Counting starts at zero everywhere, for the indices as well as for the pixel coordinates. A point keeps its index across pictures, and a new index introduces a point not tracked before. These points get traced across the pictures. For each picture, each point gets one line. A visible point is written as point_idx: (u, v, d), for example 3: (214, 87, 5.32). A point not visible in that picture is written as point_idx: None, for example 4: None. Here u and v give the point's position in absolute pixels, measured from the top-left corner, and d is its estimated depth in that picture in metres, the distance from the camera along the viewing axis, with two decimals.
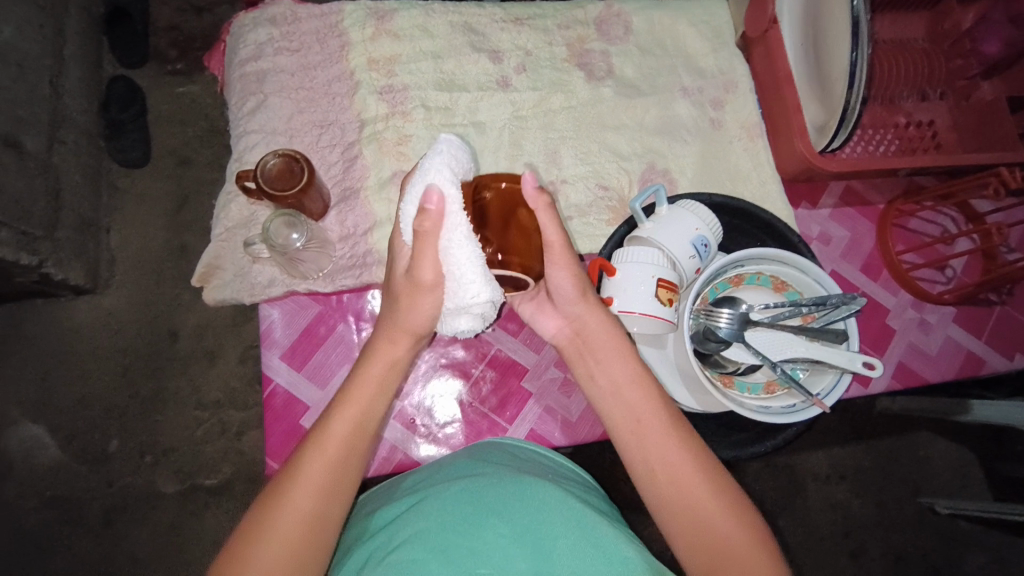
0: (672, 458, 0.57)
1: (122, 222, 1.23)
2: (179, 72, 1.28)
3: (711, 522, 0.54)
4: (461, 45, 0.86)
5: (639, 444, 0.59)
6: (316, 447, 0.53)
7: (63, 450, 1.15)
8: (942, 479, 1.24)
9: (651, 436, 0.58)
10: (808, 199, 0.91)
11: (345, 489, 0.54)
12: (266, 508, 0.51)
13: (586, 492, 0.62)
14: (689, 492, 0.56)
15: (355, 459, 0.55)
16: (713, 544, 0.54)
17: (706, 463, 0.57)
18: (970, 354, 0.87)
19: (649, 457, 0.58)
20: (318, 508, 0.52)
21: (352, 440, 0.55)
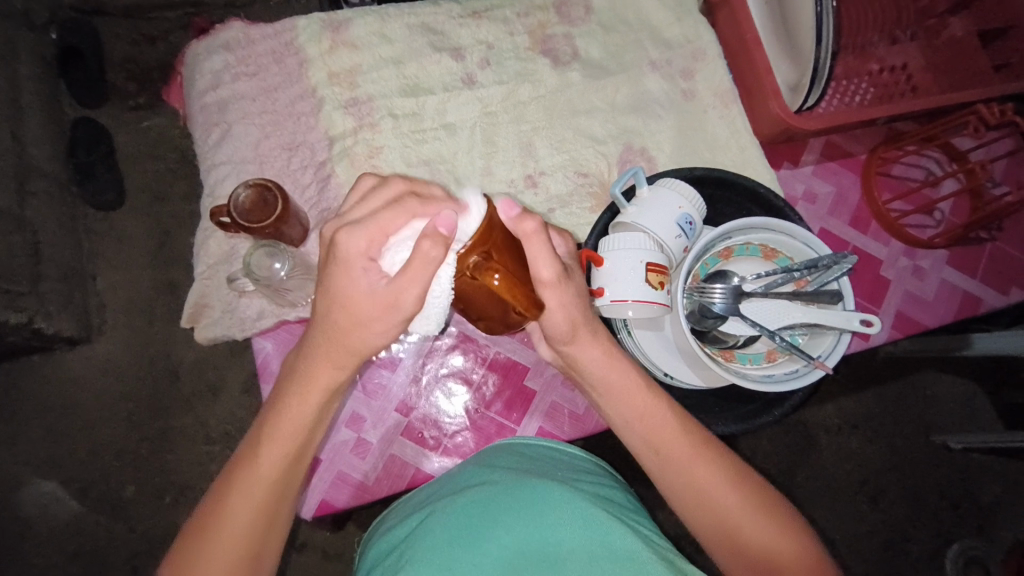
0: (706, 483, 0.57)
1: (107, 266, 1.21)
2: (141, 106, 1.26)
3: (705, 486, 0.57)
4: (421, 47, 0.84)
5: (649, 442, 0.59)
6: (247, 473, 0.53)
7: (81, 500, 1.15)
8: (952, 416, 1.26)
9: (675, 464, 0.58)
10: (789, 158, 0.90)
11: (279, 509, 0.55)
12: (197, 539, 0.52)
13: (589, 479, 0.62)
14: (682, 459, 0.58)
15: (289, 477, 0.55)
16: (711, 511, 0.57)
17: (690, 437, 0.59)
18: (966, 294, 0.87)
19: (679, 486, 0.58)
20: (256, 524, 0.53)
21: (280, 472, 0.54)
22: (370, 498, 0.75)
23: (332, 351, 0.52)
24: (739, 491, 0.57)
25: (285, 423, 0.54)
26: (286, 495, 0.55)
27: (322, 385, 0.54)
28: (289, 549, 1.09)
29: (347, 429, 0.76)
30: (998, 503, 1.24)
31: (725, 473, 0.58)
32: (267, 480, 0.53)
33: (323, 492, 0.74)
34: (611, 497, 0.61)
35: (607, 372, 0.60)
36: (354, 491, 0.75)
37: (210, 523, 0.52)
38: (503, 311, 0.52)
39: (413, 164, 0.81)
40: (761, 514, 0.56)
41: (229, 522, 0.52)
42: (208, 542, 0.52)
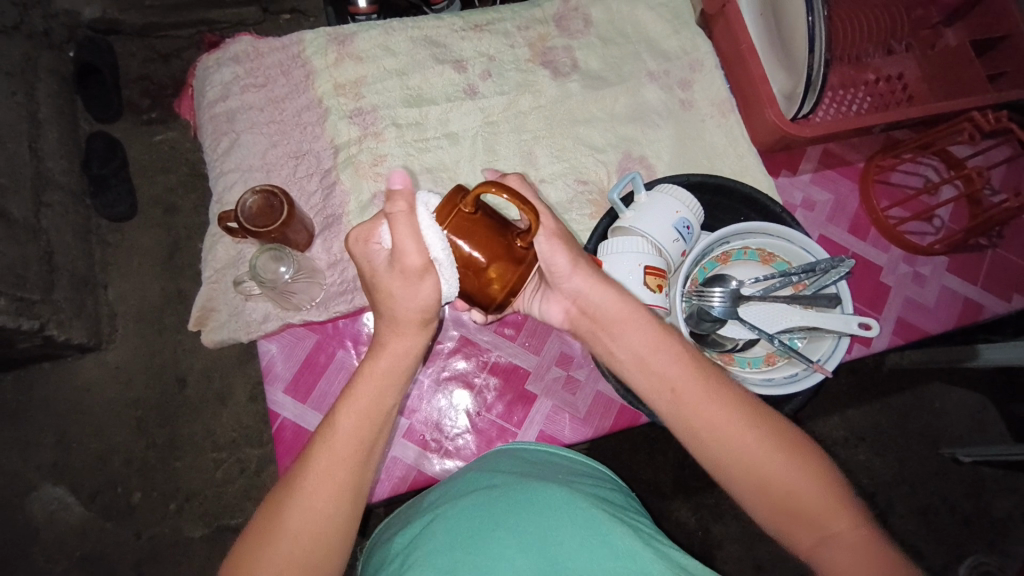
0: (725, 425, 0.55)
1: (117, 275, 1.24)
2: (153, 120, 1.29)
3: (722, 430, 0.55)
4: (424, 59, 0.87)
5: (659, 380, 0.58)
6: (324, 448, 0.53)
7: (87, 507, 1.16)
8: (959, 426, 1.24)
9: (688, 398, 0.56)
10: (787, 166, 0.91)
11: (366, 475, 0.54)
12: (282, 505, 0.51)
13: (588, 481, 0.63)
14: (693, 400, 0.56)
15: (366, 455, 0.54)
16: (732, 453, 0.55)
17: (699, 377, 0.57)
18: (968, 301, 0.87)
19: (696, 426, 0.56)
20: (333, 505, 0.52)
21: (359, 438, 0.54)
22: (370, 500, 0.75)
23: (392, 322, 0.56)
24: (760, 434, 0.55)
25: (360, 390, 0.55)
26: (370, 462, 0.54)
27: (394, 351, 0.56)
28: None
29: None
30: (1009, 515, 1.22)
31: (742, 414, 0.56)
32: (350, 445, 0.53)
33: None
34: (610, 498, 0.61)
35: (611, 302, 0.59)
36: None
37: (293, 489, 0.52)
38: (511, 245, 0.55)
39: (416, 172, 0.83)
40: (784, 453, 0.54)
41: (309, 500, 0.51)
42: (296, 507, 0.51)
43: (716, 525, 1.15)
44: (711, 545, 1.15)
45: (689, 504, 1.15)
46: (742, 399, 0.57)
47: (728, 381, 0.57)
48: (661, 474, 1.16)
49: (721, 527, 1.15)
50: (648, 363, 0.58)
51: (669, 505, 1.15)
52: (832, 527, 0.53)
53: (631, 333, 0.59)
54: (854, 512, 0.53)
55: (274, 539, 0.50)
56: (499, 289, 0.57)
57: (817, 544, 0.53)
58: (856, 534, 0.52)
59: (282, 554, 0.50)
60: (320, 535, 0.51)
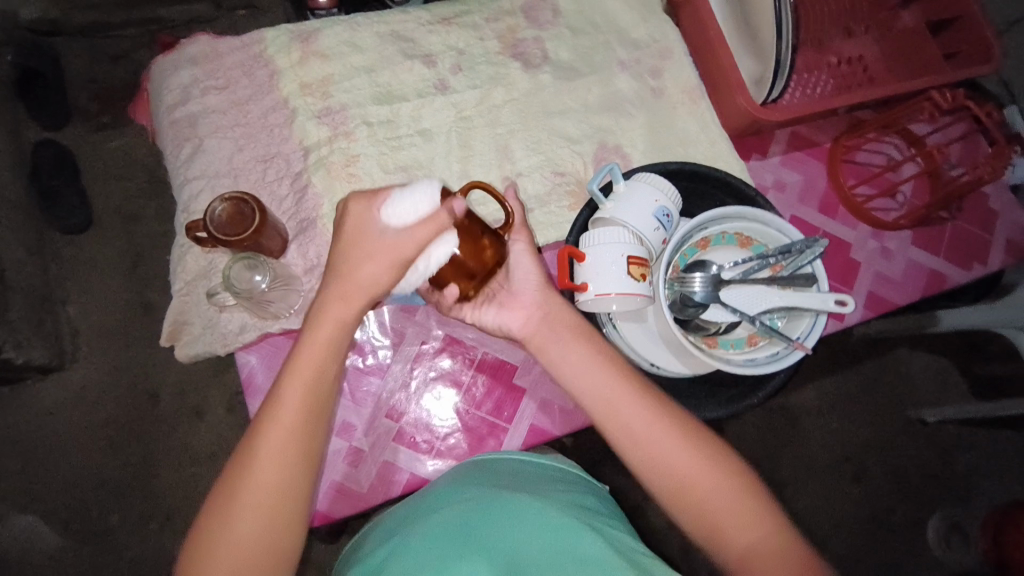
0: (671, 447, 0.59)
1: (77, 291, 1.19)
2: (105, 126, 1.24)
3: (671, 455, 0.59)
4: (392, 55, 0.85)
5: (611, 404, 0.62)
6: (263, 437, 0.54)
7: (61, 533, 1.11)
8: (925, 390, 1.30)
9: (637, 419, 0.60)
10: (758, 150, 0.92)
11: (304, 461, 0.55)
12: (226, 493, 0.53)
13: (560, 485, 0.64)
14: (643, 424, 0.60)
15: (308, 441, 0.56)
16: (680, 480, 0.58)
17: (647, 401, 0.61)
18: (932, 272, 0.91)
19: (639, 433, 0.60)
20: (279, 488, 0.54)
21: (298, 425, 0.55)
22: (365, 506, 0.74)
23: (335, 269, 0.59)
24: (704, 458, 0.59)
25: (296, 375, 0.56)
26: (308, 448, 0.56)
27: (329, 337, 0.58)
28: None
29: (338, 438, 0.75)
30: (973, 472, 1.29)
31: (680, 427, 0.60)
32: (287, 431, 0.55)
33: (317, 503, 0.73)
34: (581, 501, 0.62)
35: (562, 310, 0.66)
36: (348, 500, 0.74)
37: (236, 475, 0.54)
38: (485, 227, 0.61)
39: (391, 171, 0.81)
40: (727, 479, 0.58)
41: (253, 484, 0.53)
42: (240, 491, 0.53)
43: None
44: None
45: None
46: (686, 423, 0.61)
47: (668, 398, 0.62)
48: None
49: None
50: (589, 372, 0.63)
51: None
52: (750, 531, 0.56)
53: (583, 359, 0.64)
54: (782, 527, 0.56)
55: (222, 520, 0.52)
56: (493, 258, 0.61)
57: (744, 557, 0.55)
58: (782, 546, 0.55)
59: (244, 517, 0.53)
60: (263, 521, 0.53)
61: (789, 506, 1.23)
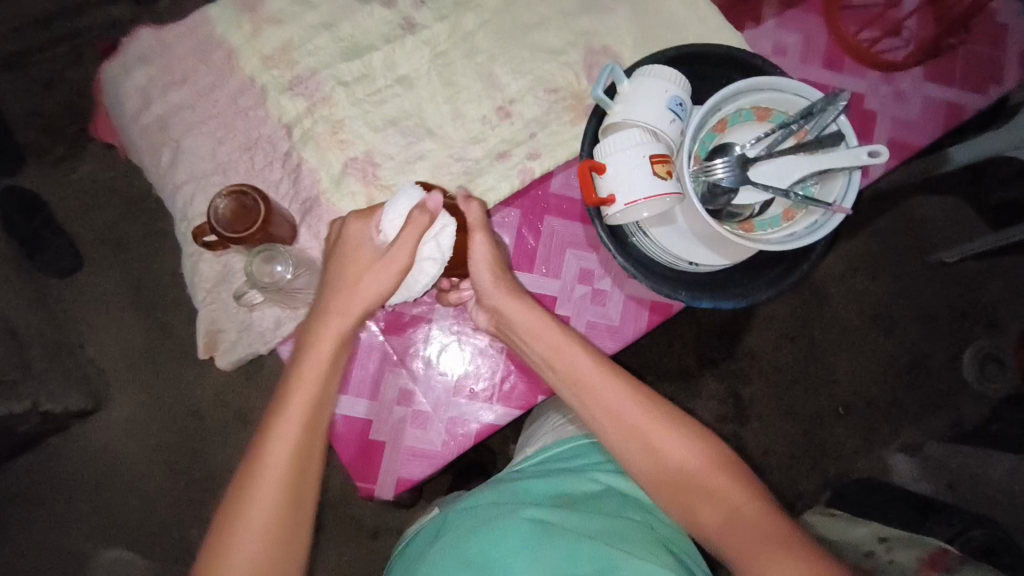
0: (657, 435, 0.61)
1: (91, 329, 1.17)
2: (64, 158, 1.18)
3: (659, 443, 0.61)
4: (347, 3, 0.79)
5: (590, 401, 0.63)
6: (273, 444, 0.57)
7: (150, 558, 1.15)
8: (947, 230, 1.29)
9: (614, 411, 0.63)
10: (750, 17, 0.87)
11: (313, 462, 0.59)
12: (236, 503, 0.56)
13: (565, 480, 0.68)
14: (627, 415, 0.62)
15: (316, 442, 0.59)
16: (669, 469, 0.60)
17: (628, 393, 0.63)
18: (949, 104, 0.87)
19: (626, 423, 0.62)
20: (279, 518, 0.56)
21: (302, 434, 0.58)
22: (444, 463, 0.76)
23: (332, 286, 0.62)
24: (688, 443, 0.61)
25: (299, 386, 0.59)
26: (314, 453, 0.59)
27: (332, 344, 0.61)
28: (368, 536, 1.14)
29: (400, 406, 0.76)
30: (1003, 300, 1.29)
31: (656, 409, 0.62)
32: (294, 439, 0.58)
33: (398, 471, 0.75)
34: (592, 498, 0.67)
35: (523, 317, 0.66)
36: (426, 462, 0.75)
37: (247, 481, 0.56)
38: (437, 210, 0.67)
39: (380, 127, 0.77)
40: (711, 462, 0.60)
41: (264, 486, 0.56)
42: (250, 495, 0.56)
43: (745, 389, 1.24)
44: (745, 407, 1.24)
45: (716, 378, 1.24)
46: (672, 415, 0.63)
47: (649, 387, 0.64)
48: (685, 358, 1.23)
49: (749, 391, 1.24)
50: (558, 365, 0.65)
51: (697, 384, 1.23)
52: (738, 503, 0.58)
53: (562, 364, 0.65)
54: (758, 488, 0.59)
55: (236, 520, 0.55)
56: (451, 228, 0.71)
57: (727, 524, 0.57)
58: (762, 510, 0.57)
59: (256, 518, 0.55)
60: (274, 520, 0.56)
61: (830, 371, 1.27)
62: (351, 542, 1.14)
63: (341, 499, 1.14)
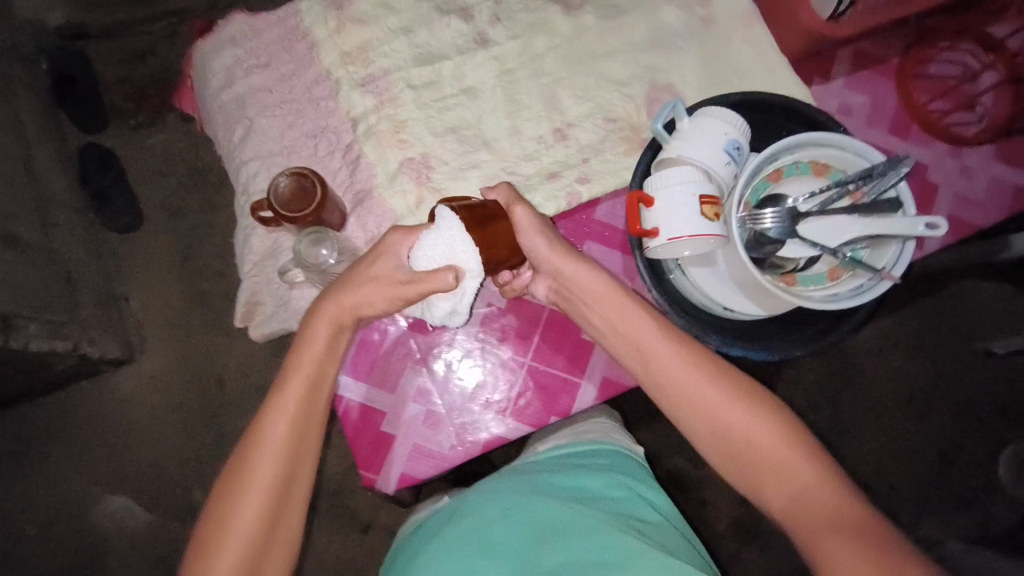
0: (715, 404, 0.59)
1: (138, 286, 1.23)
2: (142, 124, 1.25)
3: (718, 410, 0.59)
4: (428, 13, 0.82)
5: (646, 361, 0.63)
6: (274, 408, 0.59)
7: (152, 513, 1.18)
8: (999, 318, 1.24)
9: (670, 375, 0.61)
10: (819, 73, 0.86)
11: (313, 425, 0.61)
12: (239, 466, 0.57)
13: (587, 475, 0.68)
14: (683, 380, 0.61)
15: (315, 409, 0.61)
16: (727, 438, 0.58)
17: (690, 356, 0.61)
18: (1018, 188, 0.84)
19: (679, 391, 0.61)
20: (262, 501, 0.56)
21: (304, 398, 0.60)
22: (448, 467, 0.76)
23: (342, 283, 0.64)
24: (752, 413, 0.58)
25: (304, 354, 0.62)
26: (314, 418, 0.61)
27: (329, 319, 0.63)
28: (360, 531, 1.15)
29: (415, 403, 0.77)
30: None
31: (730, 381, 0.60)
32: (295, 402, 0.60)
33: (402, 467, 0.76)
34: (616, 502, 0.64)
35: (587, 280, 0.65)
36: (431, 463, 0.76)
37: (251, 444, 0.58)
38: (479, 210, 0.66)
39: (440, 133, 0.79)
40: (779, 437, 0.56)
41: (264, 448, 0.57)
42: (253, 457, 0.57)
43: None
44: None
45: None
46: (738, 381, 0.60)
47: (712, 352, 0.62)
48: None
49: None
50: (623, 332, 0.65)
51: None
52: (801, 481, 0.54)
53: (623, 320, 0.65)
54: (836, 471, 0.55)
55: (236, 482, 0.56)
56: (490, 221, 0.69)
57: (793, 508, 0.54)
58: (837, 497, 0.52)
59: (257, 481, 0.56)
60: (273, 479, 0.57)
61: (854, 444, 1.22)
62: (344, 533, 1.15)
63: (342, 488, 1.15)
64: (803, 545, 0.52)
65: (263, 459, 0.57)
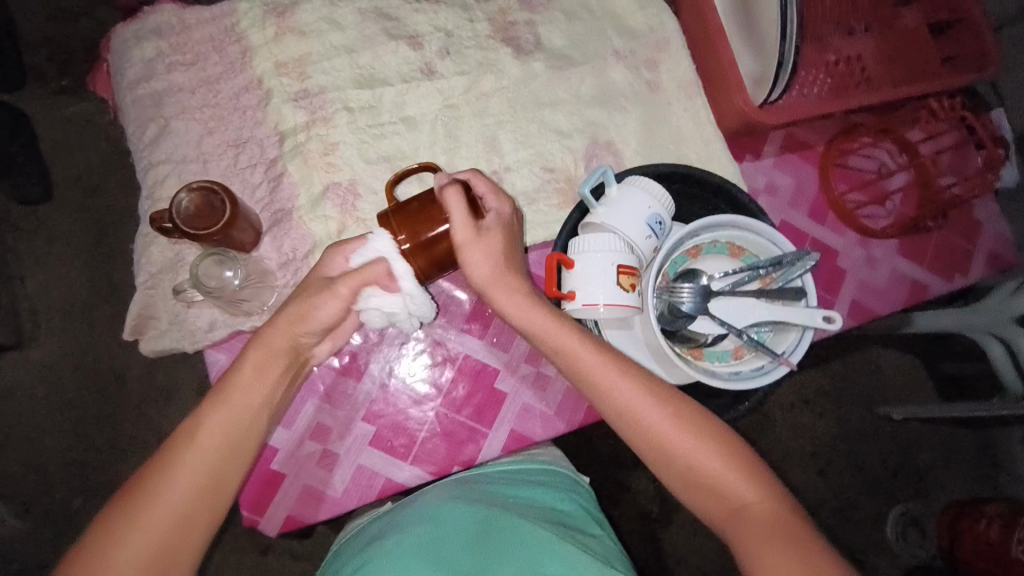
0: (663, 425, 0.58)
1: (34, 266, 1.12)
2: (63, 90, 1.14)
3: (663, 431, 0.58)
4: (374, 35, 0.80)
5: (594, 383, 0.60)
6: (196, 443, 0.54)
7: (20, 519, 1.07)
8: (894, 387, 1.33)
9: (610, 393, 0.60)
10: (750, 151, 0.90)
11: (235, 462, 0.55)
12: (138, 496, 0.51)
13: (529, 491, 0.68)
14: (627, 402, 0.59)
15: (242, 452, 0.56)
16: (671, 456, 0.58)
17: (635, 377, 0.60)
18: (915, 282, 0.91)
19: (629, 411, 0.59)
20: (149, 564, 0.50)
21: (229, 435, 0.55)
22: (339, 511, 0.73)
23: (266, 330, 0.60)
24: (698, 436, 0.58)
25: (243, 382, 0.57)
26: (237, 461, 0.55)
27: (270, 358, 0.59)
28: (253, 553, 1.08)
29: (312, 441, 0.74)
30: (934, 467, 1.31)
31: (669, 402, 0.59)
32: (224, 433, 0.55)
33: (288, 508, 0.72)
34: (565, 516, 0.66)
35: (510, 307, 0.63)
36: (320, 505, 0.72)
37: (157, 475, 0.52)
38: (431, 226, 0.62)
39: (372, 161, 0.77)
40: (720, 455, 0.57)
41: (176, 485, 0.52)
42: (158, 492, 0.51)
43: (674, 491, 1.19)
44: (670, 511, 1.19)
45: (648, 477, 1.19)
46: (684, 405, 0.59)
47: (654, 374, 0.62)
48: (622, 447, 1.19)
49: (677, 494, 1.20)
50: (561, 355, 0.61)
51: (630, 477, 1.18)
52: (745, 499, 0.55)
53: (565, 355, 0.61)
54: (775, 484, 0.56)
55: (133, 515, 0.50)
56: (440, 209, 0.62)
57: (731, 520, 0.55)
58: (775, 515, 0.54)
59: (156, 521, 0.51)
60: (174, 524, 0.51)
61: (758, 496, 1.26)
62: (235, 555, 1.08)
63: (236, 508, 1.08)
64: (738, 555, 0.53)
65: (177, 493, 0.52)
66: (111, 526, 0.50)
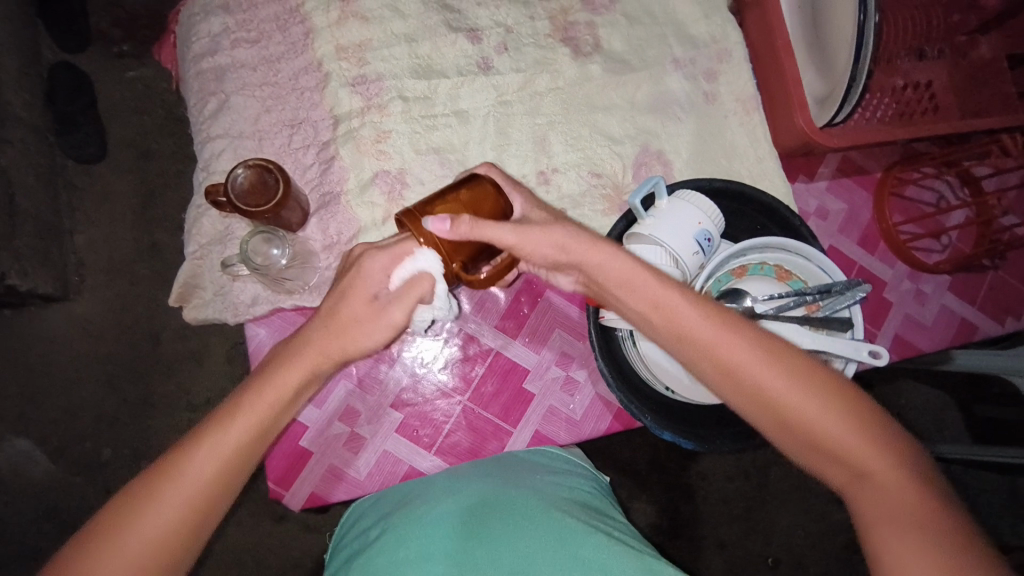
0: (769, 381, 0.50)
1: (86, 222, 1.16)
2: (125, 55, 1.18)
3: (768, 385, 0.50)
4: (435, 25, 0.80)
5: (682, 332, 0.53)
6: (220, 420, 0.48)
7: (53, 462, 1.11)
8: (924, 425, 1.29)
9: (707, 345, 0.52)
10: (804, 172, 0.88)
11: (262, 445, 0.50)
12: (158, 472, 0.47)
13: (554, 479, 0.67)
14: (725, 352, 0.51)
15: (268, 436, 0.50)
16: (775, 411, 0.50)
17: (731, 327, 0.52)
18: (964, 321, 0.88)
19: (726, 363, 0.51)
20: (168, 546, 0.46)
21: (257, 420, 0.49)
22: (361, 493, 0.74)
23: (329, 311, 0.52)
24: (806, 388, 0.50)
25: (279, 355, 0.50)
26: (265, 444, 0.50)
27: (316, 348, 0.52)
28: (268, 520, 1.11)
29: (340, 423, 0.75)
30: None
31: (776, 355, 0.51)
32: (257, 411, 0.49)
33: (312, 485, 0.73)
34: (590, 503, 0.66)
35: (613, 264, 0.55)
36: (344, 486, 0.74)
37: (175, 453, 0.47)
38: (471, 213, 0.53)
39: (422, 152, 0.77)
40: (834, 409, 0.49)
41: (199, 464, 0.47)
42: (177, 470, 0.46)
43: (686, 505, 1.18)
44: (680, 524, 1.18)
45: (661, 488, 1.18)
46: (790, 356, 0.51)
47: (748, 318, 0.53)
48: (637, 455, 1.18)
49: (689, 508, 1.18)
50: (653, 313, 0.54)
51: (643, 486, 1.18)
52: (870, 463, 0.48)
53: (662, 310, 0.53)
54: (890, 432, 0.50)
55: (154, 493, 0.46)
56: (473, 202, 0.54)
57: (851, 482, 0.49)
58: (897, 476, 0.48)
59: (176, 502, 0.46)
60: (200, 504, 0.47)
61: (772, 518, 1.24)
62: (250, 520, 1.11)
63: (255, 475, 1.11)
64: (860, 524, 0.48)
65: (192, 480, 0.47)
66: (131, 502, 0.46)
